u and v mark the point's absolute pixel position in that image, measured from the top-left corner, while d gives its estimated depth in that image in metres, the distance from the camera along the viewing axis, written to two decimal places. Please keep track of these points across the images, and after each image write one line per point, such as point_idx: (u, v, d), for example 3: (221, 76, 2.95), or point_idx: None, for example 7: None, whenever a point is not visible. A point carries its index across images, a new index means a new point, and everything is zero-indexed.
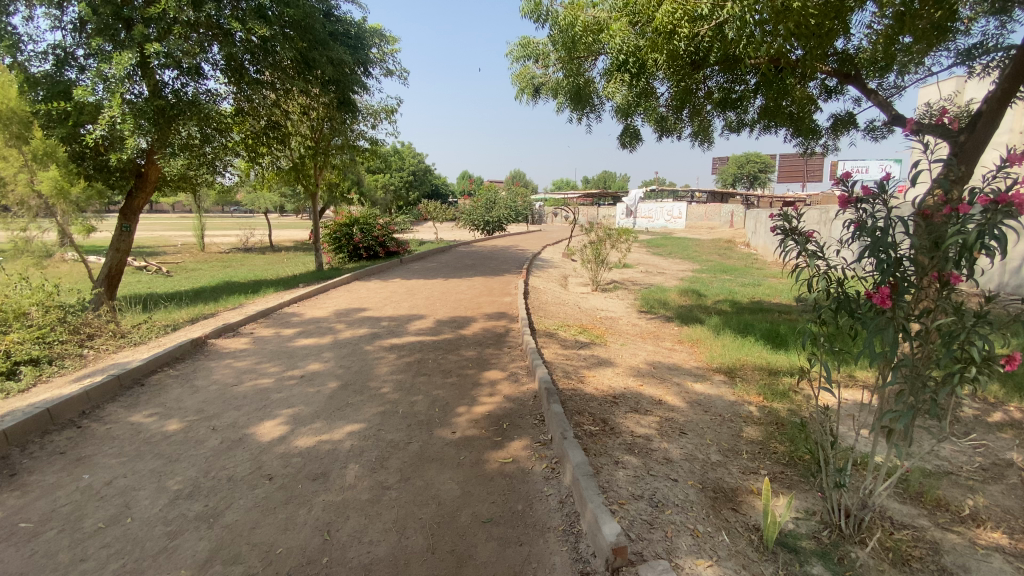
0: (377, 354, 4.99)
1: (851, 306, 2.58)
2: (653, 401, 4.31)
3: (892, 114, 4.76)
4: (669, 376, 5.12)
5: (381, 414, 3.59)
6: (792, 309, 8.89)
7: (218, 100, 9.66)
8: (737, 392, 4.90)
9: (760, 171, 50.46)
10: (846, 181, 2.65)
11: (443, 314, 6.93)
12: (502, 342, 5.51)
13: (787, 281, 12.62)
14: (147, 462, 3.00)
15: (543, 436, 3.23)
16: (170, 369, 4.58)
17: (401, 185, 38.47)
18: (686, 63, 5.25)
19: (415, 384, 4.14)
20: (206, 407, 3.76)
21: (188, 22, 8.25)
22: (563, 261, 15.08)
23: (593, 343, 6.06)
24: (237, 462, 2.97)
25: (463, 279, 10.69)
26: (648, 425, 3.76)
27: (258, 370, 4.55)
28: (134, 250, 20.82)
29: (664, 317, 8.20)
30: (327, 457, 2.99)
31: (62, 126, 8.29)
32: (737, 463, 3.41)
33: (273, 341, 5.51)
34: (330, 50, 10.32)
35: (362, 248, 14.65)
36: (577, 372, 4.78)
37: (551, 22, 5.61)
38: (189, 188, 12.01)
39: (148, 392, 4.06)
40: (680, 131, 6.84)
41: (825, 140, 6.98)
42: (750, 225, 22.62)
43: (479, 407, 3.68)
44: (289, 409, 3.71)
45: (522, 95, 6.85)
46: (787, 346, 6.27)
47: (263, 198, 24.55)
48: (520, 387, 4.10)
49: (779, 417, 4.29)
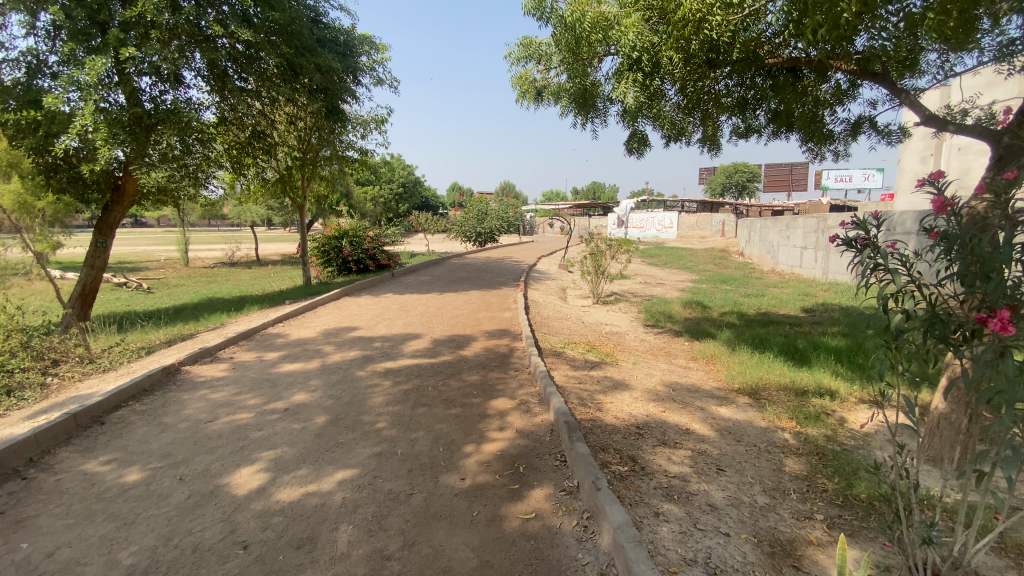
0: (370, 381, 4.50)
1: (943, 329, 2.16)
2: (680, 431, 3.87)
3: (926, 115, 4.50)
4: (691, 400, 4.68)
5: (376, 456, 3.11)
6: (802, 320, 8.56)
7: (199, 109, 9.21)
8: (767, 417, 4.46)
9: (749, 180, 50.73)
10: (936, 181, 2.30)
11: (440, 333, 6.46)
12: (507, 364, 5.05)
13: (790, 291, 12.33)
14: (98, 526, 2.49)
15: (567, 483, 2.79)
16: (136, 403, 4.06)
17: (391, 198, 38.03)
18: (703, 63, 4.90)
19: (415, 418, 3.66)
20: (174, 450, 3.26)
21: (167, 27, 7.75)
22: (559, 273, 14.68)
23: (604, 363, 5.62)
24: (205, 525, 2.47)
25: (459, 293, 10.23)
26: (682, 462, 3.32)
27: (236, 403, 4.04)
28: (115, 267, 20.13)
29: (672, 332, 7.79)
30: (314, 517, 2.51)
31: (32, 136, 7.74)
32: (788, 506, 2.98)
33: (254, 367, 5.00)
34: (317, 57, 9.90)
35: (351, 261, 14.11)
36: (593, 398, 4.32)
37: (555, 20, 5.21)
38: (169, 202, 11.45)
39: (109, 432, 3.54)
40: (690, 136, 6.43)
41: (839, 145, 6.65)
42: (742, 234, 22.45)
43: (489, 446, 3.22)
44: (271, 451, 3.22)
45: (523, 99, 6.46)
46: (809, 364, 5.87)
47: (249, 210, 23.98)
48: (532, 419, 3.64)
49: (821, 447, 3.87)
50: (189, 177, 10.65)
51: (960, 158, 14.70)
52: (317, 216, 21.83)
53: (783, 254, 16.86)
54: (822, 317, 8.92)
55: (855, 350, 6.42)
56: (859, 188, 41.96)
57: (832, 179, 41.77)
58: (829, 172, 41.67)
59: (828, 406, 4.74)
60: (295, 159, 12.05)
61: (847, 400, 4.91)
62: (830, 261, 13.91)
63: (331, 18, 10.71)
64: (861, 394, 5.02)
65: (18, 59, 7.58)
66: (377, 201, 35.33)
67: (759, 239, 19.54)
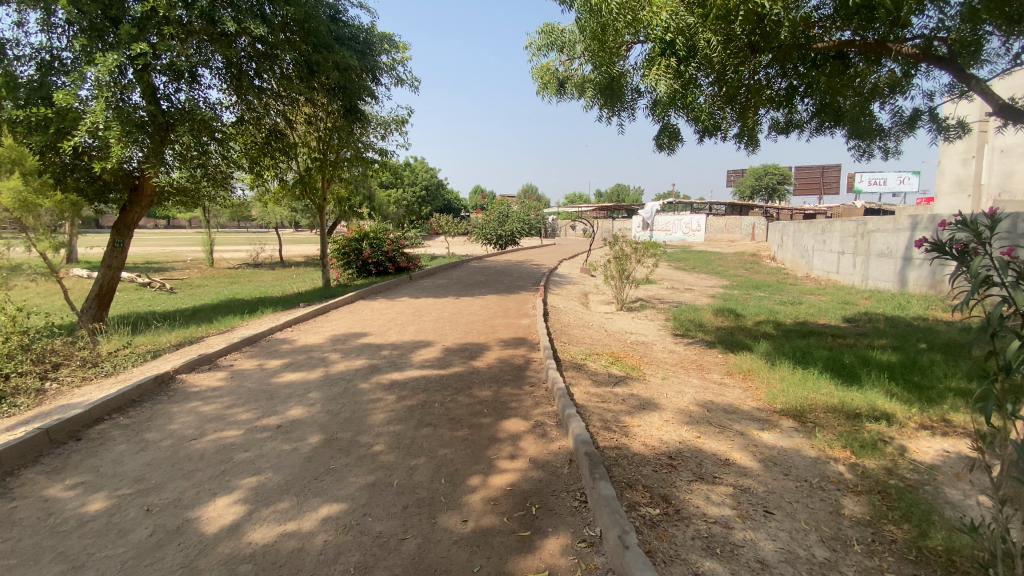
0: (373, 395, 4.13)
1: None
2: (718, 462, 3.40)
3: (999, 103, 4.01)
4: (729, 423, 4.18)
5: (368, 487, 2.72)
6: (844, 331, 7.92)
7: (217, 109, 9.10)
8: (816, 444, 3.93)
9: (779, 183, 49.17)
10: None
11: (453, 340, 6.08)
12: (523, 377, 4.63)
13: (829, 299, 11.59)
14: (40, 570, 2.16)
15: (588, 530, 2.36)
16: (120, 417, 3.78)
17: (413, 201, 38.16)
18: (743, 45, 4.52)
19: (417, 440, 3.27)
20: (148, 475, 2.94)
21: (181, 23, 7.72)
22: (581, 277, 14.18)
23: (629, 377, 5.14)
24: (161, 572, 2.12)
25: (477, 297, 9.84)
26: (723, 502, 2.85)
27: (227, 418, 3.71)
28: (144, 267, 20.45)
29: (703, 342, 7.25)
30: (286, 567, 2.13)
31: (43, 134, 7.63)
32: (854, 563, 2.49)
33: (254, 376, 4.68)
34: (335, 54, 9.59)
35: (371, 263, 13.89)
36: (618, 420, 3.86)
37: (579, 4, 4.86)
38: (193, 203, 11.39)
39: (82, 452, 3.25)
40: (726, 131, 5.89)
41: (891, 141, 6.06)
42: (773, 238, 21.59)
43: (498, 478, 2.80)
44: (254, 477, 2.87)
45: (545, 91, 6.08)
46: (860, 382, 5.29)
47: (274, 211, 24.23)
48: (548, 446, 3.20)
49: (883, 485, 3.35)
50: (207, 179, 10.53)
51: (1004, 160, 13.90)
52: (339, 219, 21.83)
53: (818, 260, 16.07)
54: (866, 328, 8.24)
55: (909, 366, 5.82)
56: (893, 192, 40.46)
57: (865, 182, 40.28)
58: (862, 174, 40.19)
59: (885, 433, 4.20)
60: (315, 160, 11.89)
61: (906, 426, 4.36)
62: (870, 267, 13.12)
63: (351, 16, 10.50)
64: (923, 419, 4.46)
65: (32, 55, 7.65)
66: (399, 203, 35.38)
67: (792, 243, 18.69)
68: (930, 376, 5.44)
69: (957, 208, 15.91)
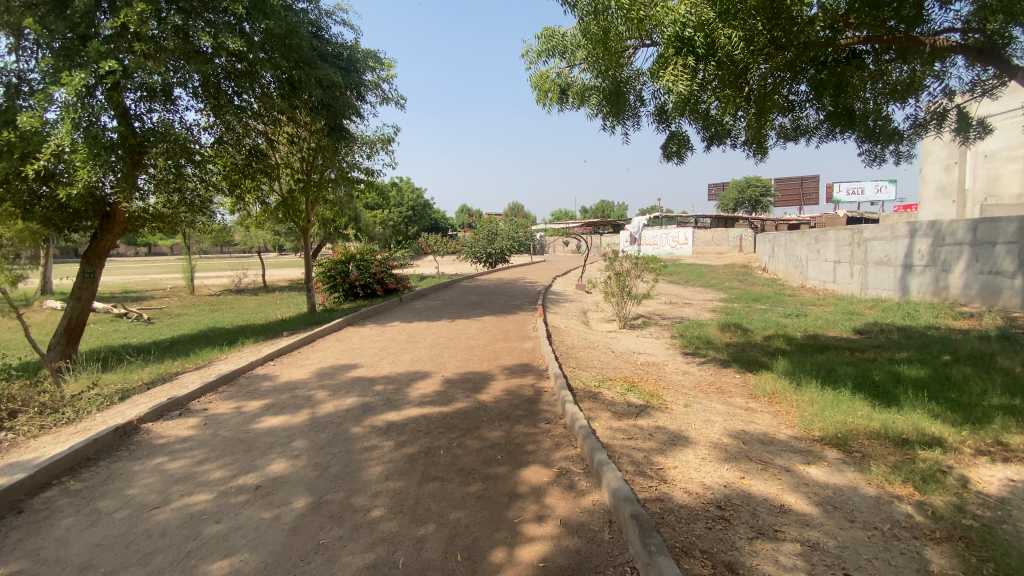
0: (368, 441, 3.61)
1: None
2: (773, 509, 2.93)
3: None
4: (770, 458, 3.72)
5: (367, 570, 2.21)
6: (860, 344, 7.56)
7: (194, 131, 8.60)
8: (872, 480, 3.48)
9: (762, 196, 49.59)
10: None
11: (452, 371, 5.56)
12: (535, 412, 4.14)
13: (834, 309, 11.26)
14: None
15: None
16: (71, 481, 3.21)
17: (400, 221, 37.65)
18: (767, 40, 4.16)
19: (422, 501, 2.76)
20: (97, 560, 2.39)
21: (155, 39, 7.24)
22: (578, 295, 13.73)
23: (650, 407, 4.66)
24: None
25: (473, 320, 9.33)
26: (794, 565, 2.38)
27: (197, 478, 3.17)
28: (121, 296, 19.56)
29: (717, 361, 6.82)
30: None
31: (5, 159, 7.04)
32: None
33: (231, 422, 4.12)
34: (318, 70, 9.17)
35: (358, 286, 13.31)
36: (650, 462, 3.38)
37: (580, 6, 4.50)
38: (171, 230, 10.80)
39: (22, 529, 2.69)
40: (735, 138, 5.57)
41: (904, 145, 5.80)
42: (764, 249, 21.47)
43: (526, 550, 2.31)
44: (225, 559, 2.33)
45: (545, 100, 5.70)
46: (897, 403, 4.87)
47: (256, 235, 23.58)
48: (579, 502, 2.71)
49: (962, 528, 2.90)
50: (186, 205, 9.97)
51: (987, 165, 13.92)
52: (324, 241, 21.25)
53: (813, 269, 15.90)
54: (881, 340, 7.88)
55: (943, 381, 5.42)
56: (872, 201, 40.99)
57: (844, 192, 40.85)
58: (841, 184, 40.75)
59: (942, 461, 3.76)
60: (298, 182, 11.41)
61: (961, 452, 3.92)
62: (869, 275, 12.90)
63: (333, 34, 10.17)
64: (978, 443, 4.03)
65: None
66: (386, 223, 34.81)
67: (784, 253, 18.52)
68: (968, 393, 5.04)
69: (944, 213, 15.86)
